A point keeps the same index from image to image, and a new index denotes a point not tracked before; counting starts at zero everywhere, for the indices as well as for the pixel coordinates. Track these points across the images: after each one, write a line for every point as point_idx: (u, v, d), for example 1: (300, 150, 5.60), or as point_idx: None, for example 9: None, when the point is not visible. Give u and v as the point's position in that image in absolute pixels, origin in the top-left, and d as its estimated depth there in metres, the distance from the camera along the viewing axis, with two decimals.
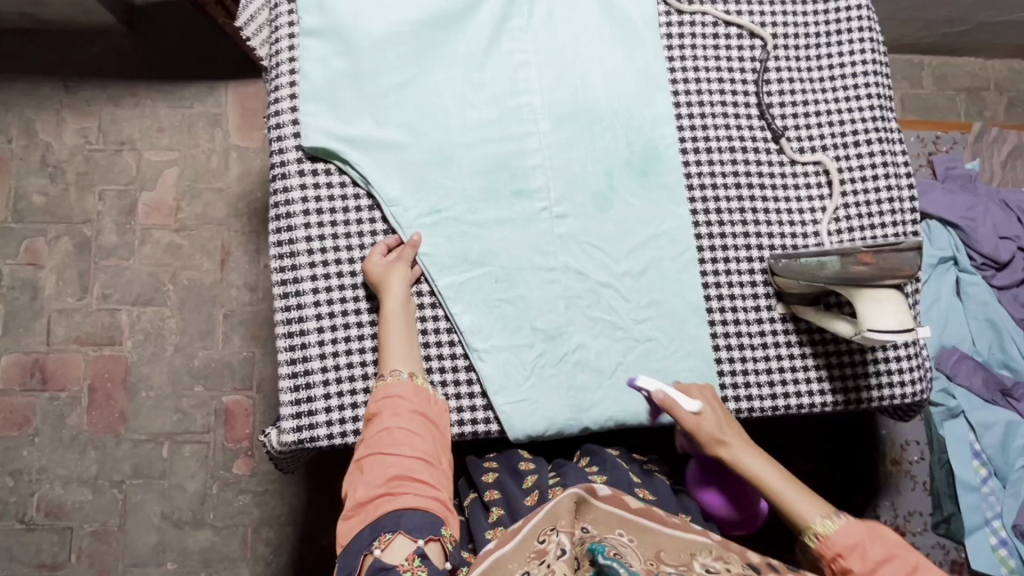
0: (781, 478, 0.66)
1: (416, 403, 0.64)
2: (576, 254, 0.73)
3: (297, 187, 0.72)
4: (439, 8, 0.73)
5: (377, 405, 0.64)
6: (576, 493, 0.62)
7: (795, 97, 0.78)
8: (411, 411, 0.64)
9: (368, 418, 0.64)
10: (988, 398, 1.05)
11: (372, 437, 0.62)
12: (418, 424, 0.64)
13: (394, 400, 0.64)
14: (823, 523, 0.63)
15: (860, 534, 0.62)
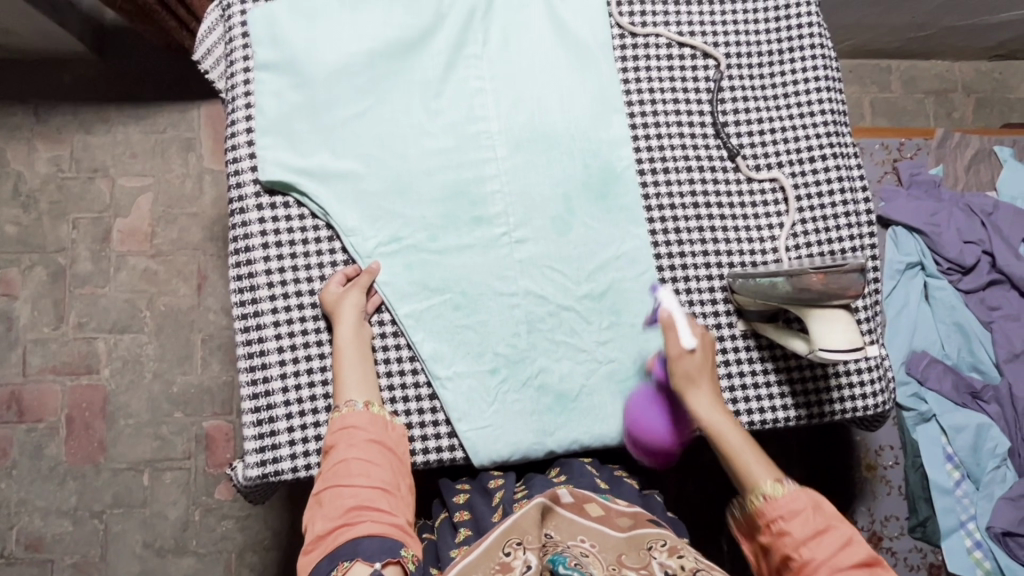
0: (739, 432, 0.66)
1: (372, 432, 0.65)
2: (536, 278, 0.73)
3: (256, 221, 0.72)
4: (392, 37, 0.74)
5: (333, 439, 0.64)
6: (540, 503, 0.63)
7: (749, 116, 0.79)
8: (366, 441, 0.64)
9: (325, 452, 0.64)
10: (959, 401, 1.06)
11: (330, 470, 0.62)
12: (374, 453, 0.63)
13: (349, 431, 0.64)
14: (771, 486, 0.62)
15: (804, 503, 0.61)
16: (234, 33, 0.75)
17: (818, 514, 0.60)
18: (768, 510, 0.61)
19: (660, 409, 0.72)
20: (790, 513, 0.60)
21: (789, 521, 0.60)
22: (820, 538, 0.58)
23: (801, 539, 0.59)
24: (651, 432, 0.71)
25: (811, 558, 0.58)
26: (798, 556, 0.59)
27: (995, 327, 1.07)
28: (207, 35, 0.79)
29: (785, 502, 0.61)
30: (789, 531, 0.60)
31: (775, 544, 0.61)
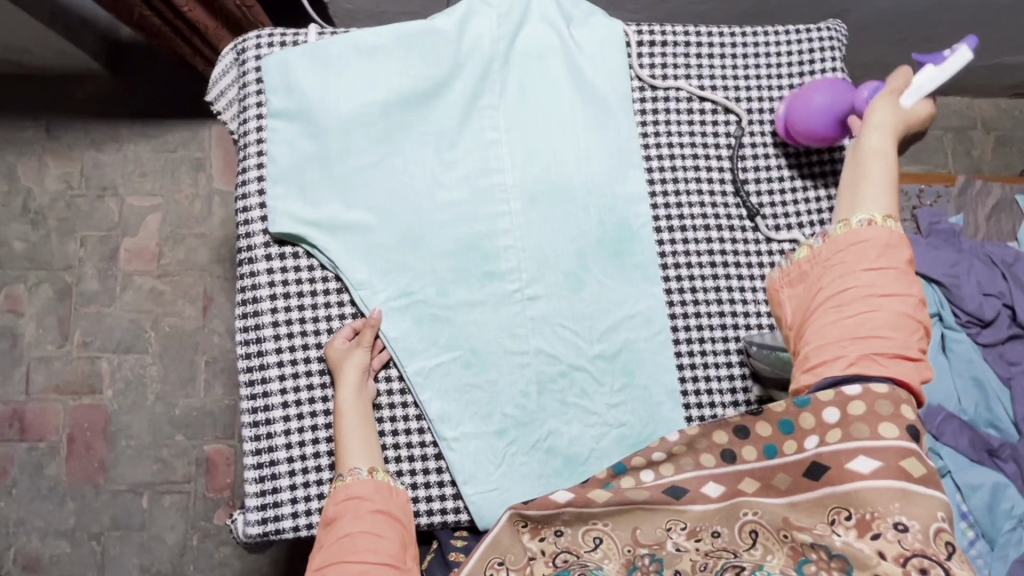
0: (884, 178, 0.59)
1: (378, 501, 0.60)
2: (548, 337, 0.72)
3: (264, 272, 0.71)
4: (408, 86, 0.72)
5: (337, 510, 0.59)
6: (513, 514, 0.57)
7: (770, 174, 0.77)
8: (372, 511, 0.59)
9: (328, 523, 0.59)
10: (975, 458, 1.03)
11: (333, 544, 0.57)
12: (380, 524, 0.58)
13: (355, 501, 0.60)
14: (883, 220, 0.56)
15: (885, 242, 0.55)
16: (248, 78, 0.73)
17: (915, 309, 0.53)
18: (870, 250, 0.55)
19: (838, 114, 0.70)
20: (889, 285, 0.53)
21: (886, 286, 0.53)
22: (881, 274, 0.54)
23: (859, 265, 0.54)
24: (806, 122, 0.72)
25: (880, 334, 0.52)
26: (868, 316, 0.53)
27: (1014, 383, 1.05)
28: (221, 76, 0.77)
29: (885, 250, 0.55)
30: (854, 254, 0.55)
31: (847, 279, 0.54)
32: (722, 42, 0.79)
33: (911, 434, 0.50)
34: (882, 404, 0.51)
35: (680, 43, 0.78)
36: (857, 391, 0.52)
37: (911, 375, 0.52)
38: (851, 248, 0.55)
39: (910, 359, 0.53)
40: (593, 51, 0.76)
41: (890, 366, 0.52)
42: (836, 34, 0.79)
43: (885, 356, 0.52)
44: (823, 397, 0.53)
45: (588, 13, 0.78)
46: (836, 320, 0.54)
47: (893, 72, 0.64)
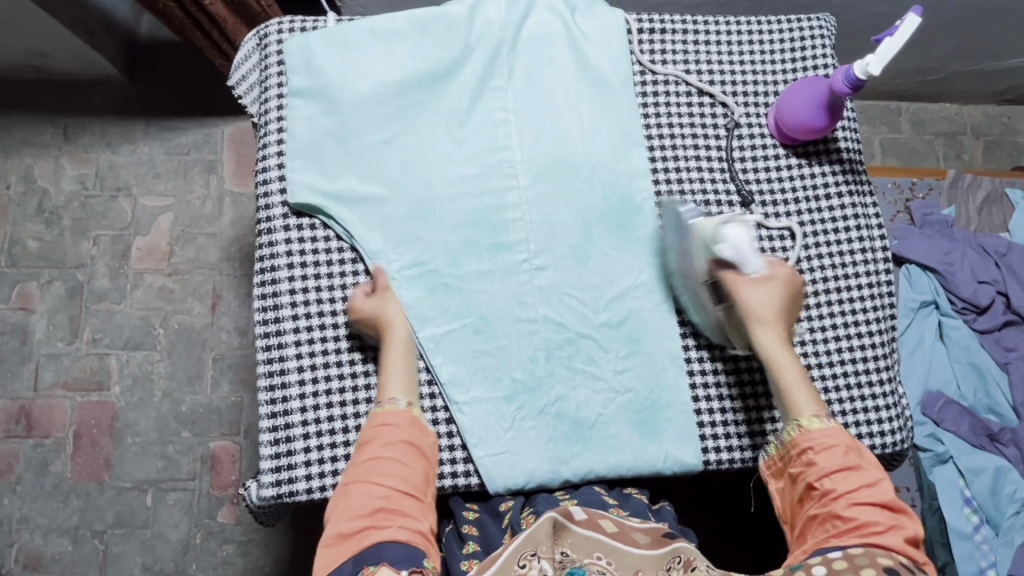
0: (798, 375, 0.66)
1: (408, 432, 0.64)
2: (555, 306, 0.74)
3: (282, 242, 0.74)
4: (423, 67, 0.76)
5: (371, 431, 0.64)
6: (552, 517, 0.62)
7: (766, 153, 0.80)
8: (401, 440, 0.64)
9: (361, 444, 0.63)
10: (976, 443, 1.05)
11: (362, 463, 0.62)
12: (406, 454, 0.63)
13: (388, 427, 0.64)
14: (809, 418, 0.64)
15: (841, 443, 0.62)
16: (270, 61, 0.78)
17: (858, 475, 0.60)
18: (803, 443, 0.63)
19: (819, 103, 0.75)
20: (848, 454, 0.61)
21: (827, 462, 0.61)
22: (841, 474, 0.60)
23: (825, 471, 0.60)
24: (795, 116, 0.77)
25: (837, 502, 0.59)
26: (825, 497, 0.60)
27: (1011, 368, 1.07)
28: (243, 62, 0.81)
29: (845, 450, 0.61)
30: (817, 462, 0.61)
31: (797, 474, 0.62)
32: (717, 30, 0.83)
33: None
34: (862, 560, 0.54)
35: (677, 32, 0.82)
36: (837, 556, 0.55)
37: (890, 535, 0.56)
38: (791, 448, 0.63)
39: (879, 512, 0.58)
40: (596, 38, 0.81)
41: (860, 532, 0.56)
42: (825, 23, 0.84)
43: (852, 531, 0.57)
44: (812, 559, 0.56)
45: (589, 3, 0.82)
46: (805, 514, 0.61)
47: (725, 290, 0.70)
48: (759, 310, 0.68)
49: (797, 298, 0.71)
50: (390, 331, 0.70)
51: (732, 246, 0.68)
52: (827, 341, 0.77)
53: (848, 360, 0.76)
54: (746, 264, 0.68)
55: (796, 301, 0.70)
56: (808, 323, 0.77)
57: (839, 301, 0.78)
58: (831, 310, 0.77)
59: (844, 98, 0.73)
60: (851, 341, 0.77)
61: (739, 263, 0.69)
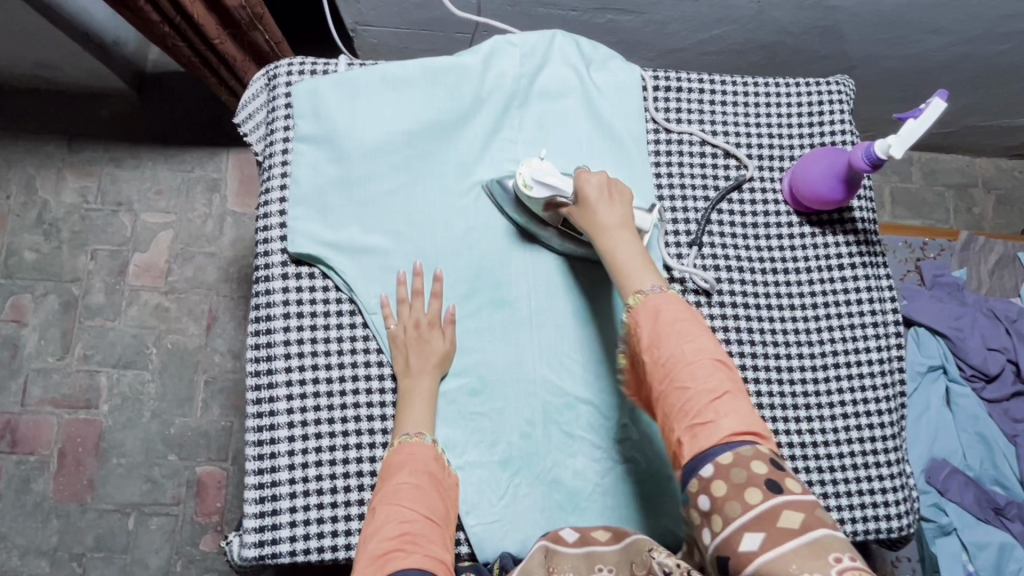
0: (636, 255, 0.65)
1: (434, 466, 0.63)
2: (556, 369, 0.72)
3: (279, 290, 0.72)
4: (433, 117, 0.74)
5: (400, 459, 0.63)
6: (543, 544, 0.63)
7: (779, 220, 0.79)
8: (429, 473, 0.62)
9: (389, 472, 0.62)
10: (981, 516, 1.02)
11: (389, 490, 0.60)
12: (431, 485, 0.62)
13: (415, 458, 0.63)
14: (634, 296, 0.63)
15: (657, 307, 0.61)
16: (277, 102, 0.76)
17: (700, 354, 0.58)
18: (643, 329, 0.61)
19: (836, 175, 0.73)
20: (686, 332, 0.59)
21: (670, 351, 0.58)
22: (666, 344, 0.59)
23: (653, 347, 0.60)
24: (812, 187, 0.75)
25: (687, 396, 0.56)
26: (675, 390, 0.57)
27: (1019, 441, 1.05)
28: (250, 100, 0.80)
29: (661, 315, 0.60)
30: (643, 337, 0.60)
31: (647, 368, 0.60)
32: (734, 91, 0.82)
33: (773, 489, 0.50)
34: (736, 473, 0.51)
35: (694, 91, 0.81)
36: (710, 474, 0.52)
37: (736, 417, 0.55)
38: (631, 336, 0.62)
39: (726, 395, 0.56)
40: (610, 93, 0.79)
41: (715, 425, 0.54)
42: (844, 88, 0.83)
43: (706, 427, 0.55)
44: (693, 480, 0.53)
45: (605, 56, 0.81)
46: (663, 411, 0.58)
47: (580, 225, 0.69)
48: (596, 221, 0.68)
49: (622, 195, 0.69)
50: (420, 365, 0.69)
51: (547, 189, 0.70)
52: (835, 418, 0.74)
53: (854, 438, 0.74)
54: (562, 195, 0.70)
55: (621, 199, 0.69)
56: (815, 398, 0.75)
57: (848, 376, 0.75)
58: (839, 385, 0.75)
59: (862, 173, 0.71)
60: (859, 418, 0.75)
61: (563, 197, 0.70)
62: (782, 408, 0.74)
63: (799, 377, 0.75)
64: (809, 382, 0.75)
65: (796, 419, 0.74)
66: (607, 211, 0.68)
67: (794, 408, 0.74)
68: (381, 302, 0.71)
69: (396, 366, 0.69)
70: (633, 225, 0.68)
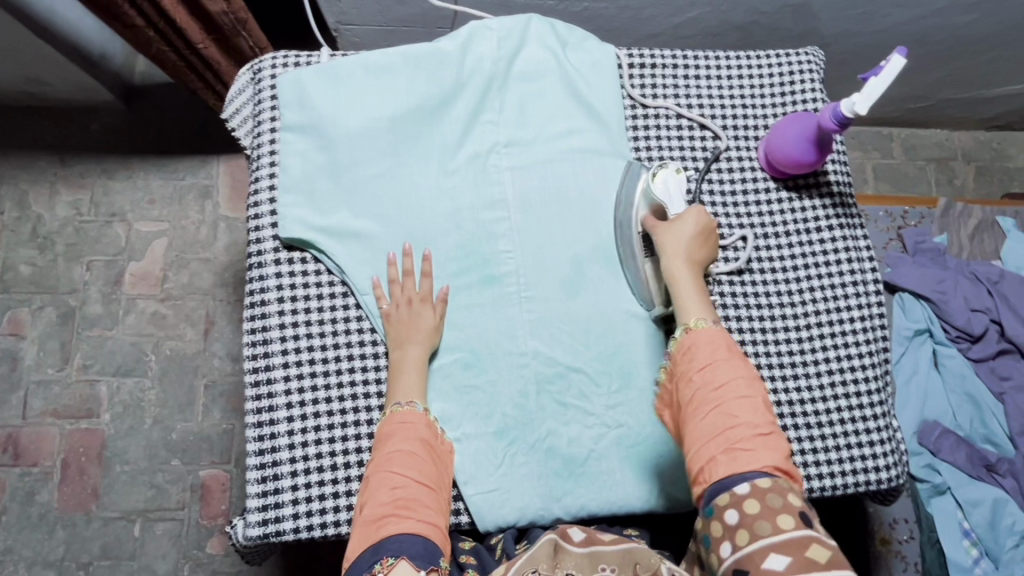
0: (694, 291, 0.67)
1: (425, 433, 0.65)
2: (546, 340, 0.74)
3: (272, 275, 0.74)
4: (415, 102, 0.77)
5: (390, 429, 0.64)
6: (552, 538, 0.59)
7: (757, 187, 0.81)
8: (420, 440, 0.64)
9: (381, 439, 0.64)
10: (973, 474, 1.04)
11: (383, 456, 0.62)
12: (423, 452, 0.63)
13: (406, 425, 0.64)
14: (698, 320, 0.64)
15: (717, 338, 0.63)
16: (263, 95, 0.78)
17: (754, 389, 0.60)
18: (701, 350, 0.62)
19: (807, 137, 0.75)
20: (738, 366, 0.61)
21: (723, 378, 0.60)
22: (720, 366, 0.61)
23: (705, 366, 0.61)
24: (784, 150, 0.77)
25: (733, 422, 0.58)
26: (720, 414, 0.59)
27: (1007, 399, 1.07)
28: (237, 95, 0.82)
29: (718, 344, 0.63)
30: (699, 355, 0.62)
31: (691, 387, 0.61)
32: (707, 65, 0.84)
33: (805, 519, 0.52)
34: (772, 498, 0.53)
35: (668, 66, 0.83)
36: (746, 493, 0.54)
37: (775, 452, 0.57)
38: (682, 351, 0.64)
39: (770, 435, 0.58)
40: (587, 73, 0.81)
41: (756, 455, 0.56)
42: (813, 58, 0.85)
43: (746, 454, 0.56)
44: (722, 499, 0.55)
45: (581, 37, 0.83)
46: (699, 427, 0.59)
47: (658, 236, 0.70)
48: (677, 245, 0.69)
49: (711, 247, 0.71)
50: (411, 340, 0.70)
51: (664, 189, 0.72)
52: (820, 375, 0.76)
53: (840, 393, 0.76)
54: (671, 208, 0.72)
55: (709, 246, 0.71)
56: (801, 356, 0.77)
57: (831, 334, 0.77)
58: (824, 344, 0.77)
59: (832, 134, 0.73)
60: (844, 374, 0.76)
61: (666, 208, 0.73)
62: (768, 368, 0.76)
63: (784, 337, 0.77)
64: (794, 341, 0.77)
65: (783, 379, 0.76)
66: (684, 248, 0.69)
67: (780, 368, 0.76)
68: (373, 283, 0.73)
69: (389, 340, 0.71)
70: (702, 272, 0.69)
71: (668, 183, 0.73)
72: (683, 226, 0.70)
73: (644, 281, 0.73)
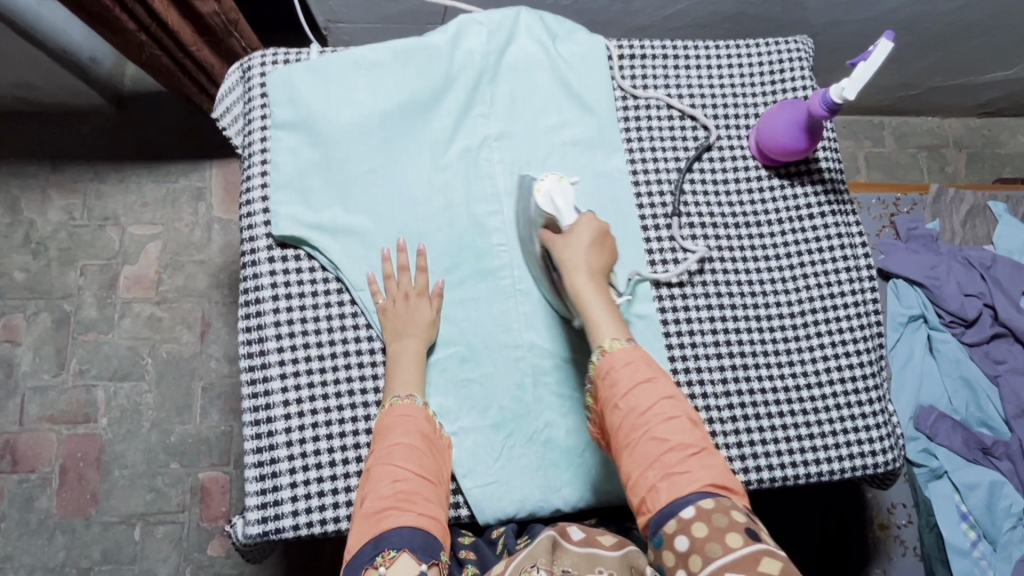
0: (603, 305, 0.65)
1: (425, 426, 0.65)
2: (542, 332, 0.74)
3: (267, 273, 0.73)
4: (406, 97, 0.76)
5: (391, 421, 0.64)
6: (551, 535, 0.58)
7: (749, 175, 0.81)
8: (420, 433, 0.64)
9: (382, 431, 0.64)
10: (969, 457, 1.04)
11: (383, 449, 0.62)
12: (423, 445, 0.64)
13: (407, 419, 0.64)
14: (611, 342, 0.62)
15: (633, 356, 0.62)
16: (253, 93, 0.78)
17: (678, 406, 0.59)
18: (619, 374, 0.61)
19: (798, 125, 0.76)
20: (660, 385, 0.60)
21: (647, 401, 0.59)
22: (645, 387, 0.60)
23: (626, 390, 0.60)
24: (776, 139, 0.78)
25: (664, 445, 0.57)
26: (649, 438, 0.58)
27: (1001, 381, 1.07)
28: (227, 94, 0.82)
29: (638, 364, 0.61)
30: (618, 379, 0.60)
31: (616, 414, 0.60)
32: (697, 55, 0.84)
33: (753, 536, 0.51)
34: (718, 518, 0.52)
35: (658, 57, 0.83)
36: (693, 517, 0.53)
37: (712, 469, 0.56)
38: (603, 378, 0.62)
39: (702, 450, 0.57)
40: (578, 64, 0.81)
41: (692, 475, 0.55)
42: (802, 46, 0.85)
43: (684, 476, 0.55)
44: (669, 527, 0.53)
45: (571, 29, 0.83)
46: (631, 456, 0.58)
47: (556, 255, 0.68)
48: (576, 261, 0.66)
49: (610, 250, 0.69)
50: (407, 335, 0.70)
51: (551, 203, 0.70)
52: (815, 361, 0.77)
53: (835, 379, 0.76)
54: (562, 218, 0.69)
55: (608, 251, 0.68)
56: (796, 343, 0.77)
57: (824, 320, 0.78)
58: (818, 330, 0.77)
59: (821, 121, 0.74)
60: (838, 360, 0.77)
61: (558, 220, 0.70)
62: (763, 355, 0.76)
63: (777, 324, 0.77)
64: (788, 329, 0.77)
65: (778, 366, 0.76)
66: (584, 260, 0.66)
67: (775, 356, 0.76)
68: (367, 279, 0.73)
69: (385, 335, 0.71)
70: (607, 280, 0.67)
71: (552, 195, 0.70)
72: (577, 237, 0.67)
73: (555, 291, 0.72)
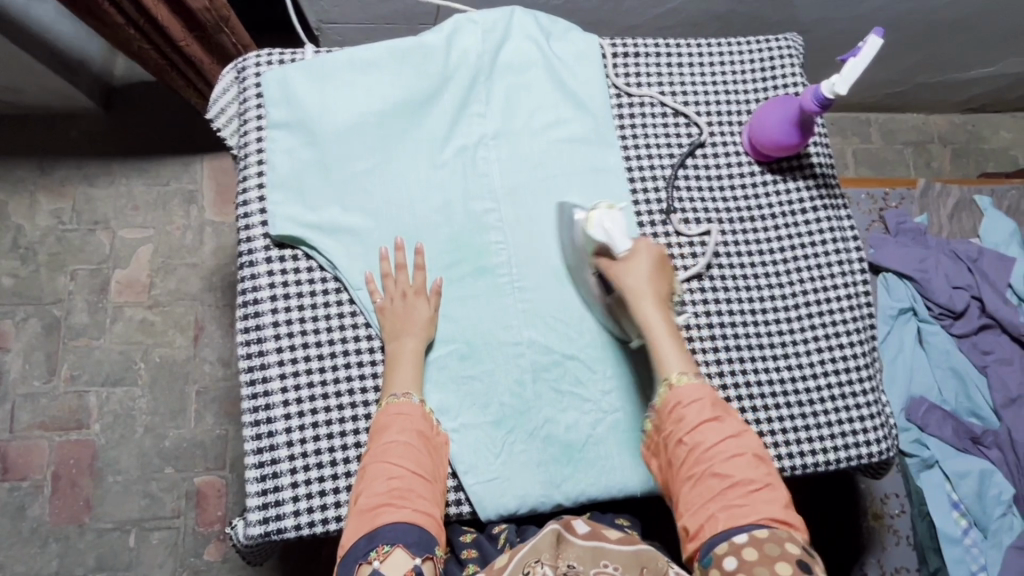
0: (669, 335, 0.65)
1: (422, 424, 0.65)
2: (540, 328, 0.74)
3: (264, 273, 0.73)
4: (401, 96, 0.77)
5: (387, 419, 0.64)
6: (555, 529, 0.60)
7: (742, 171, 0.82)
8: (417, 429, 0.64)
9: (378, 427, 0.64)
10: (960, 446, 1.06)
11: (380, 445, 0.62)
12: (420, 442, 0.64)
13: (404, 416, 0.64)
14: (679, 375, 0.63)
15: (702, 392, 0.63)
16: (249, 93, 0.78)
17: (744, 444, 0.60)
18: (684, 407, 0.62)
19: (790, 120, 0.77)
20: (727, 423, 0.62)
21: (712, 437, 0.60)
22: (710, 422, 0.61)
23: (693, 424, 0.61)
24: (768, 134, 0.79)
25: (727, 479, 0.58)
26: (713, 471, 0.59)
27: (990, 371, 1.10)
28: (221, 95, 0.82)
29: (705, 401, 0.62)
30: (684, 414, 0.62)
31: (680, 447, 0.61)
32: (690, 53, 0.85)
33: (803, 568, 0.52)
34: (771, 547, 0.54)
35: (651, 55, 0.84)
36: (745, 544, 0.55)
37: (771, 506, 0.57)
38: (667, 410, 0.63)
39: (765, 487, 0.59)
40: (572, 63, 0.82)
41: (752, 508, 0.57)
42: (792, 44, 0.87)
43: (742, 509, 0.57)
44: (720, 550, 0.55)
45: (565, 28, 0.84)
46: (692, 488, 0.60)
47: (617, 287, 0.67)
48: (640, 289, 0.66)
49: (670, 273, 0.68)
50: (406, 333, 0.70)
51: (605, 231, 0.67)
52: (810, 353, 0.78)
53: (829, 371, 0.77)
54: (618, 246, 0.66)
55: (668, 275, 0.68)
56: (790, 336, 0.78)
57: (819, 314, 0.79)
58: (812, 323, 0.79)
59: (813, 116, 0.75)
60: (832, 352, 0.78)
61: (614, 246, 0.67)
62: (759, 350, 0.77)
63: (773, 319, 0.78)
64: (782, 322, 0.78)
65: (774, 358, 0.77)
66: (650, 292, 0.66)
67: (770, 349, 0.77)
68: (366, 278, 0.73)
69: (384, 334, 0.71)
70: (668, 305, 0.67)
71: (607, 223, 0.67)
72: (637, 267, 0.66)
73: (612, 313, 0.72)
